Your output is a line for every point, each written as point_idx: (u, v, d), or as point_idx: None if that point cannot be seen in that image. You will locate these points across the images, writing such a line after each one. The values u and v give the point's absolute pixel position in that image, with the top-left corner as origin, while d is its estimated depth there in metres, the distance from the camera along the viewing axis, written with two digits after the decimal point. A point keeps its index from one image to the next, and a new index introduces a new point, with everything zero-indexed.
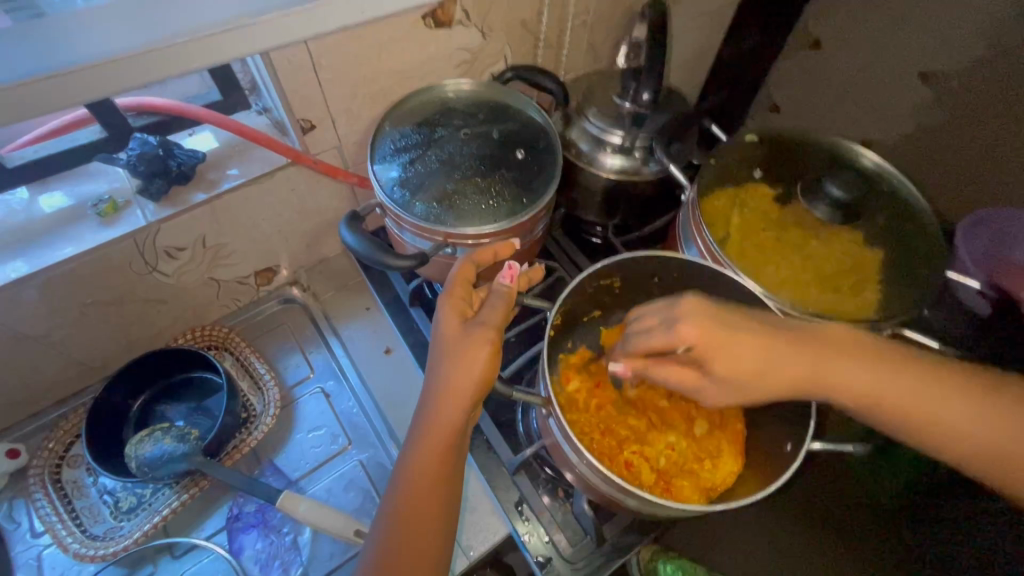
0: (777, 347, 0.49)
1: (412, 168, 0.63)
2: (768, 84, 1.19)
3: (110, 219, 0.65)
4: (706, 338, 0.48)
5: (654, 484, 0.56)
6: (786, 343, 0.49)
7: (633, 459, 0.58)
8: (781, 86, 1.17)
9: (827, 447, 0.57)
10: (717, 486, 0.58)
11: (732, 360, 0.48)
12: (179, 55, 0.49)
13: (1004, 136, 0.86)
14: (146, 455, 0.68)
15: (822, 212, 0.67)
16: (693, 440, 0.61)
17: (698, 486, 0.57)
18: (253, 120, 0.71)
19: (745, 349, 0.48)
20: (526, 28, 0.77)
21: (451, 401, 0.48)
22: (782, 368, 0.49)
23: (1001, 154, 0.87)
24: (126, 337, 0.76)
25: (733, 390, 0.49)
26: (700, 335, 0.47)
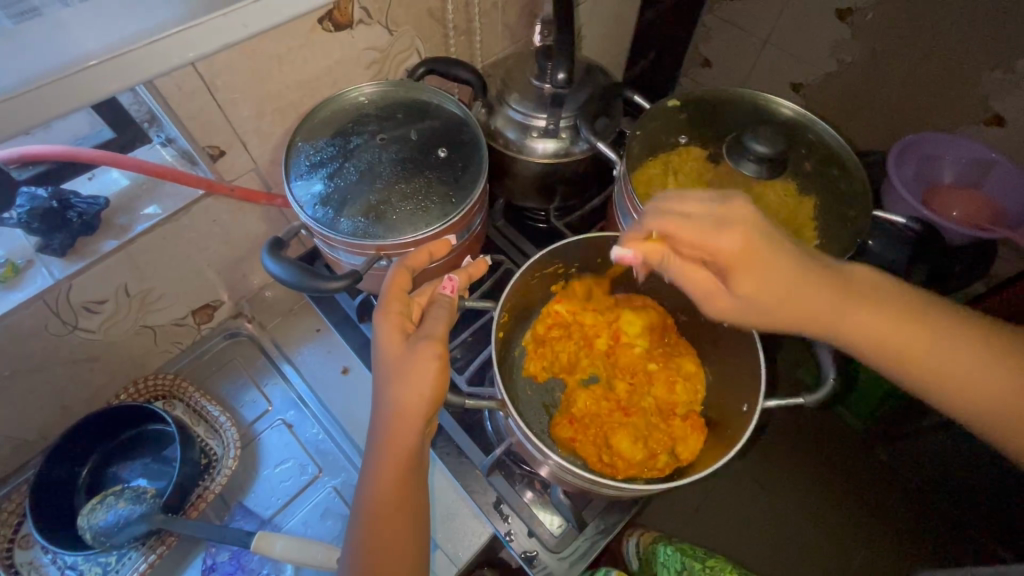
0: (823, 288, 0.50)
1: (332, 182, 0.60)
2: (697, 41, 1.37)
3: (12, 283, 0.60)
4: (753, 250, 0.47)
5: (588, 447, 0.58)
6: (811, 275, 0.49)
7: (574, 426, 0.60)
8: (708, 41, 1.35)
9: (782, 402, 0.57)
10: (663, 456, 0.57)
11: (768, 279, 0.48)
12: (48, 98, 0.44)
13: (923, 53, 1.07)
14: (100, 524, 0.65)
15: (750, 169, 0.67)
16: (659, 411, 0.61)
17: (638, 446, 0.57)
18: (157, 154, 0.66)
19: (818, 296, 0.50)
20: (434, 17, 0.74)
21: (401, 422, 0.46)
22: (811, 297, 0.50)
23: (923, 61, 1.08)
24: (59, 403, 0.71)
25: (754, 304, 0.51)
26: (746, 243, 0.47)
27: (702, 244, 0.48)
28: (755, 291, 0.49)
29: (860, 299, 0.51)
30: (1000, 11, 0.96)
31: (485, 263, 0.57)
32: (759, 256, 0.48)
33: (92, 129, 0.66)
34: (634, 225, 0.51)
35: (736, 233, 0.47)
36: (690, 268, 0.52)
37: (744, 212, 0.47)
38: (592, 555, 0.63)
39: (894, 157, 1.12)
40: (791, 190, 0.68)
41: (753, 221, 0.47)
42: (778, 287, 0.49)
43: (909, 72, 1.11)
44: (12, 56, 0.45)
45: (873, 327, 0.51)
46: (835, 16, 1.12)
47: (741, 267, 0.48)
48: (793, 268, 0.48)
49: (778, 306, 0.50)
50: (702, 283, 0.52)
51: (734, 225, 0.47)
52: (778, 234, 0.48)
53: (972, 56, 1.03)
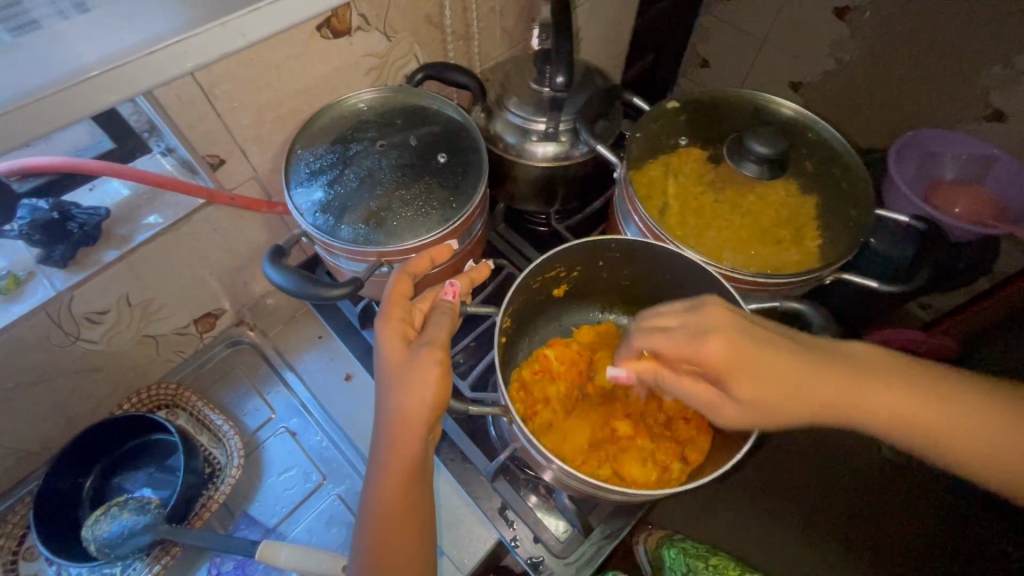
0: (831, 372, 0.48)
1: (332, 189, 0.60)
2: (695, 42, 1.37)
3: (14, 294, 0.60)
4: (743, 352, 0.45)
5: (597, 464, 0.57)
6: (815, 365, 0.47)
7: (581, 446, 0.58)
8: (707, 41, 1.35)
9: None
10: (675, 466, 0.57)
11: (767, 378, 0.46)
12: (47, 111, 0.44)
13: (923, 50, 1.07)
14: (104, 535, 0.64)
15: (752, 170, 0.67)
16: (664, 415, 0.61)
17: (649, 466, 0.56)
18: (157, 164, 0.66)
19: (823, 387, 0.48)
20: (432, 23, 0.74)
21: (404, 429, 0.46)
22: (822, 385, 0.48)
23: (924, 58, 1.07)
24: (62, 414, 0.71)
25: (761, 411, 0.47)
26: (734, 352, 0.45)
27: (691, 357, 0.46)
28: (758, 398, 0.46)
29: (870, 378, 0.49)
30: (1000, 7, 0.96)
31: (487, 268, 0.58)
32: (748, 357, 0.46)
33: (92, 140, 0.66)
34: (625, 343, 0.52)
35: (717, 337, 0.45)
36: (693, 392, 0.48)
37: (722, 316, 0.46)
38: (598, 561, 0.62)
39: (894, 155, 1.12)
40: (793, 190, 0.68)
41: (733, 323, 0.46)
42: (784, 382, 0.46)
43: (909, 69, 1.10)
44: (9, 69, 0.45)
45: (892, 406, 0.49)
46: (833, 14, 1.12)
47: (738, 374, 0.46)
48: (789, 367, 0.46)
49: (786, 409, 0.47)
50: (705, 396, 0.48)
51: (715, 333, 0.45)
52: (759, 333, 0.47)
53: (973, 53, 1.03)
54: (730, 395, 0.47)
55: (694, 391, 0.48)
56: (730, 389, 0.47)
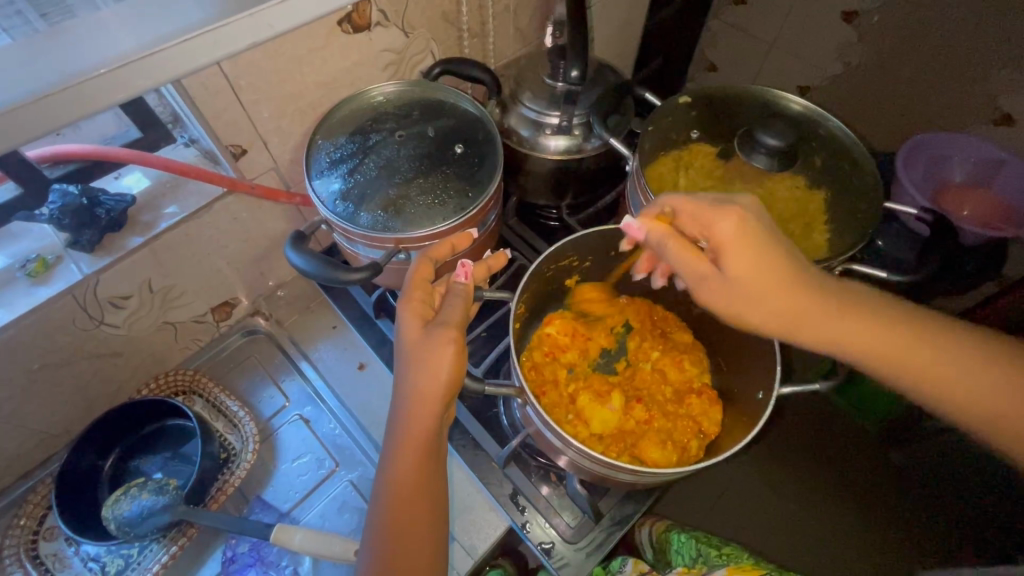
0: (825, 294, 0.50)
1: (352, 178, 0.61)
2: (704, 46, 1.39)
3: (43, 277, 0.62)
4: (746, 230, 0.48)
5: (618, 449, 0.58)
6: (814, 276, 0.50)
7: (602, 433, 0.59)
8: (715, 45, 1.37)
9: (797, 391, 0.57)
10: (693, 443, 0.59)
11: (758, 265, 0.48)
12: (87, 94, 0.45)
13: (931, 52, 1.08)
14: (124, 515, 0.65)
15: (761, 162, 0.67)
16: (674, 396, 0.63)
17: (669, 448, 0.58)
18: (181, 153, 0.68)
19: (816, 301, 0.49)
20: (448, 20, 0.76)
21: (422, 407, 0.47)
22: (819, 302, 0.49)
23: (931, 60, 1.09)
24: (83, 398, 0.73)
25: (738, 293, 0.49)
26: (743, 226, 0.48)
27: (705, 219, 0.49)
28: (744, 277, 0.48)
29: (857, 311, 0.51)
30: (1009, 9, 0.96)
31: (505, 256, 0.59)
32: (748, 238, 0.48)
33: (119, 130, 0.68)
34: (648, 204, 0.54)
35: (732, 217, 0.48)
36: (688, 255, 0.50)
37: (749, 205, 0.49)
38: (608, 546, 0.63)
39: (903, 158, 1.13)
40: (802, 184, 0.69)
41: (754, 214, 0.49)
42: (774, 277, 0.48)
43: (917, 71, 1.11)
44: (52, 56, 0.47)
45: (872, 343, 0.51)
46: (841, 18, 1.14)
47: (733, 250, 0.48)
48: (784, 274, 0.48)
49: (765, 305, 0.49)
50: (699, 269, 0.50)
51: (734, 209, 0.48)
52: (776, 228, 0.49)
53: (981, 55, 1.03)
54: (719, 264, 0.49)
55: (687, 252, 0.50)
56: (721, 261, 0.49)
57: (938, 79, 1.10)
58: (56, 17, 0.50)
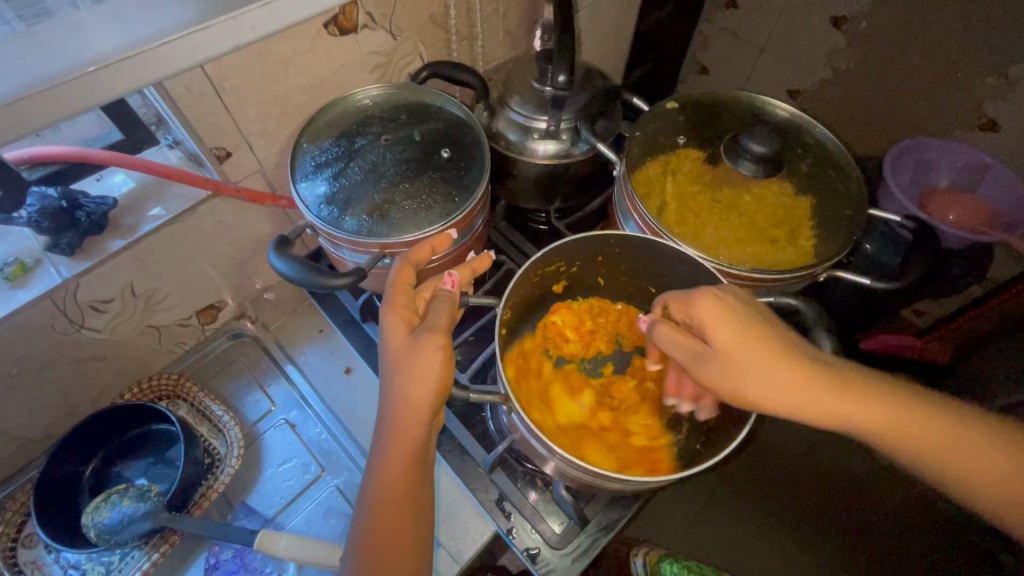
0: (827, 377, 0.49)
1: (337, 182, 0.61)
2: (695, 49, 1.40)
3: (21, 280, 0.60)
4: (723, 303, 0.50)
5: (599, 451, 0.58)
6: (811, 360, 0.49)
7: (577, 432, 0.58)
8: (707, 48, 1.38)
9: None
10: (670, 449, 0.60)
11: (744, 340, 0.49)
12: (65, 96, 0.45)
13: (917, 59, 1.09)
14: (104, 521, 0.65)
15: (748, 168, 0.68)
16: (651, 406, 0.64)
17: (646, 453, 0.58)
18: (165, 155, 0.67)
19: (817, 384, 0.49)
20: (436, 23, 0.75)
21: (405, 415, 0.47)
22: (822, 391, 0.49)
23: (917, 67, 1.10)
24: (63, 403, 0.71)
25: (734, 375, 0.49)
26: (721, 303, 0.50)
27: (685, 300, 0.52)
28: (735, 354, 0.49)
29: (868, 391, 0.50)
30: (994, 18, 0.98)
31: (488, 260, 0.58)
32: (728, 314, 0.50)
33: (101, 131, 0.67)
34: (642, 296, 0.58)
35: (709, 297, 0.51)
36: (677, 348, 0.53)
37: (725, 288, 0.52)
38: (594, 551, 0.63)
39: (891, 162, 1.15)
40: (788, 190, 0.70)
41: (731, 295, 0.51)
42: (761, 353, 0.49)
43: (903, 77, 1.13)
44: (28, 57, 0.46)
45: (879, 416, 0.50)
46: (830, 23, 1.14)
47: (719, 324, 0.50)
48: (789, 373, 0.48)
49: (766, 382, 0.48)
50: (694, 353, 0.51)
51: (707, 290, 0.52)
52: (756, 305, 0.52)
53: (966, 62, 1.04)
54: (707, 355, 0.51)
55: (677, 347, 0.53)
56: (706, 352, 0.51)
57: (924, 86, 1.11)
58: (33, 16, 0.49)
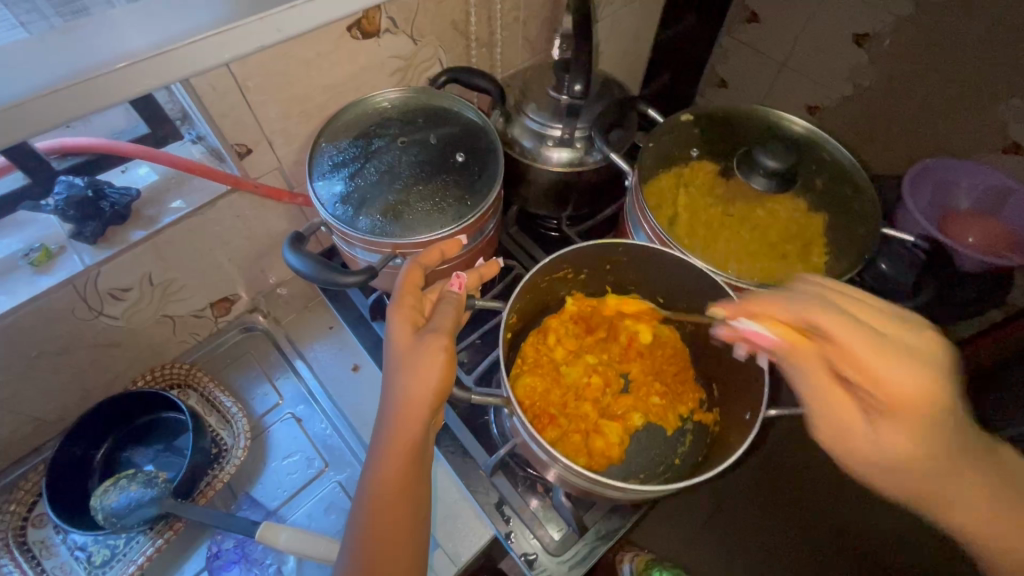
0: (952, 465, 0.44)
1: (353, 182, 0.62)
2: (715, 62, 1.40)
3: (45, 266, 0.62)
4: (922, 391, 0.41)
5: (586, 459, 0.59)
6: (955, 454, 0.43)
7: (567, 433, 0.60)
8: (726, 61, 1.38)
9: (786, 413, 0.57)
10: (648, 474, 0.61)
11: (907, 426, 0.42)
12: (94, 90, 0.46)
13: (938, 78, 1.08)
14: (112, 505, 0.66)
15: (760, 184, 0.66)
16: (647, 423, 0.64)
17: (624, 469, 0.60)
18: (188, 150, 0.69)
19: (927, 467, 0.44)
20: (457, 29, 0.77)
21: (407, 412, 0.48)
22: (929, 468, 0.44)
23: (938, 86, 1.09)
24: (78, 387, 0.73)
25: (857, 439, 0.45)
26: (926, 387, 0.41)
27: (881, 362, 0.41)
28: (891, 429, 0.43)
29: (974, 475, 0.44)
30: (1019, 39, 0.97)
31: (497, 265, 0.59)
32: (917, 398, 0.41)
33: (127, 124, 0.69)
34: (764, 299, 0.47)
35: (914, 378, 0.41)
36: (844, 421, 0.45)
37: (937, 351, 0.42)
38: (591, 561, 0.63)
39: (910, 180, 1.14)
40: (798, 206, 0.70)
41: (940, 364, 0.42)
42: (915, 438, 0.42)
43: (924, 96, 1.12)
44: (63, 51, 0.47)
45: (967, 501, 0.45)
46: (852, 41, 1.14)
47: (897, 405, 0.41)
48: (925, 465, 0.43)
49: (884, 457, 0.44)
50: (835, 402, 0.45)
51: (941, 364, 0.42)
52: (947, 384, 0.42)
53: (991, 82, 1.03)
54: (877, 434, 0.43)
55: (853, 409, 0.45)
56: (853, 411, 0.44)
57: (945, 105, 1.10)
58: (72, 12, 0.51)
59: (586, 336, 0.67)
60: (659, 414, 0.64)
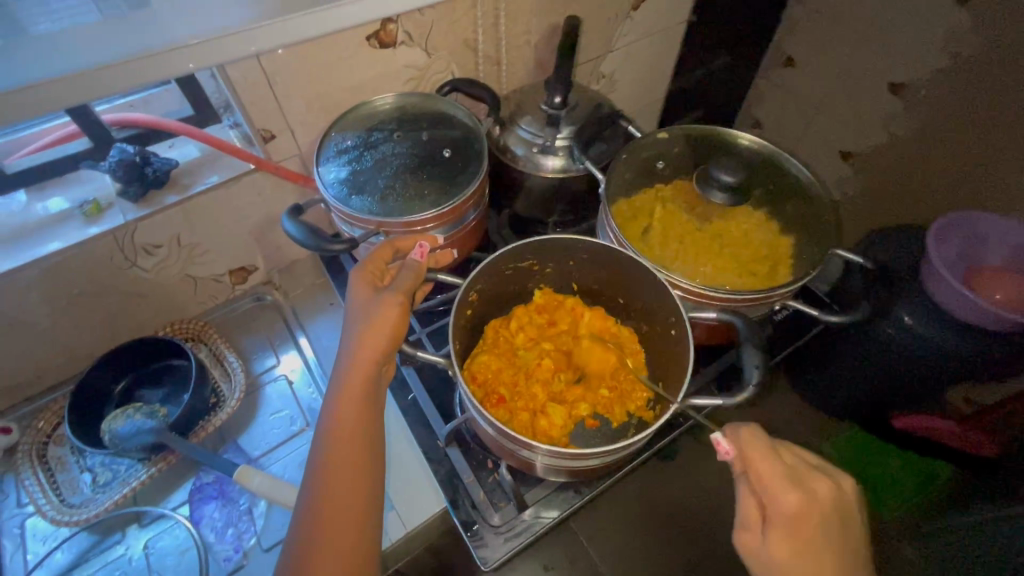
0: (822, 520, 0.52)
1: (350, 168, 0.71)
2: (752, 103, 1.49)
3: (95, 217, 0.74)
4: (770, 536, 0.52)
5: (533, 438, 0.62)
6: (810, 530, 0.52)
7: (517, 412, 0.64)
8: (762, 103, 1.46)
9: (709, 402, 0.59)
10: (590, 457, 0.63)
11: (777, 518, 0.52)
12: (144, 69, 0.57)
13: (955, 126, 1.08)
14: (118, 429, 0.75)
15: (719, 197, 0.71)
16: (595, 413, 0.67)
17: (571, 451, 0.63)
18: (225, 133, 0.81)
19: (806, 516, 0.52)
20: (469, 46, 0.86)
21: (360, 359, 0.55)
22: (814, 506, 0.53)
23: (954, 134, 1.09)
24: (109, 328, 0.84)
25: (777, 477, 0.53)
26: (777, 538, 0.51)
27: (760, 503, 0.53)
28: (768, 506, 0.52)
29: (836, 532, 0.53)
30: None
31: (452, 255, 0.72)
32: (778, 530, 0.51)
33: (177, 107, 0.81)
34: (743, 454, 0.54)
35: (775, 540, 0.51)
36: (783, 494, 0.51)
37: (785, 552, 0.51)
38: (528, 538, 0.67)
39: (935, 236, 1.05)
40: (750, 219, 0.75)
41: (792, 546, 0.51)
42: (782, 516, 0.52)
43: (940, 143, 1.12)
44: (116, 36, 0.59)
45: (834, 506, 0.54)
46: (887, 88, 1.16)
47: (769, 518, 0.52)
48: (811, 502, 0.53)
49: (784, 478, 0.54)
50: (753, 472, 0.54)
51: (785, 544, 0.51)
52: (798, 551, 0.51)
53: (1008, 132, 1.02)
54: (766, 540, 0.52)
55: (786, 484, 0.51)
56: (767, 537, 0.52)
57: (962, 153, 1.09)
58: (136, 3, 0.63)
59: (548, 327, 0.72)
60: (606, 405, 0.68)
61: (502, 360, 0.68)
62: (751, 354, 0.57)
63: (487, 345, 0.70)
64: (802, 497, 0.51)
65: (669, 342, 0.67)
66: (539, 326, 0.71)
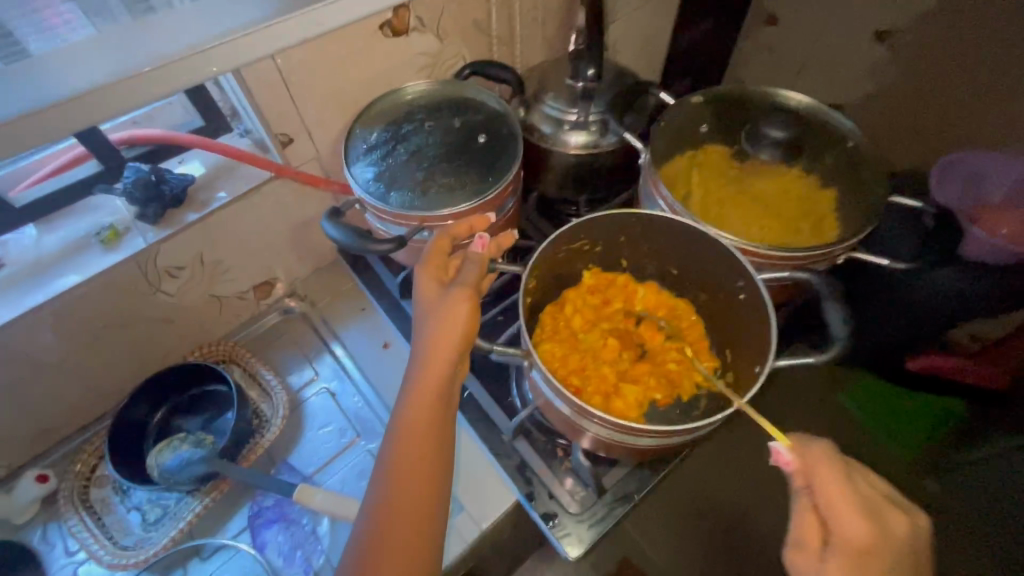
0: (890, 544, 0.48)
1: (384, 164, 0.68)
2: None
3: (113, 244, 0.70)
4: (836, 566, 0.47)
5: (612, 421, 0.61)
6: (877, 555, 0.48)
7: (591, 398, 0.62)
8: None
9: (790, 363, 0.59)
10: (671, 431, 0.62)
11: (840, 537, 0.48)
12: (154, 79, 0.46)
13: None
14: (165, 463, 0.72)
15: (768, 154, 0.72)
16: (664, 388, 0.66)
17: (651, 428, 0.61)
18: (236, 142, 0.76)
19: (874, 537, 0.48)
20: (480, 28, 0.82)
21: (433, 360, 0.52)
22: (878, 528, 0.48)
23: None
24: (136, 359, 0.80)
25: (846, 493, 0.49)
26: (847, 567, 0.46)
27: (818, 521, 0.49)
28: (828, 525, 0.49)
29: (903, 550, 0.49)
30: None
31: (510, 236, 0.62)
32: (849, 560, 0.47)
33: (184, 120, 0.77)
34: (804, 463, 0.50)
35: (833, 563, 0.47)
36: (852, 518, 0.47)
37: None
38: (611, 521, 0.66)
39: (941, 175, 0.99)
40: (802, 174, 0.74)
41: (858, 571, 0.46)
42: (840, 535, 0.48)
43: None
44: (113, 48, 0.47)
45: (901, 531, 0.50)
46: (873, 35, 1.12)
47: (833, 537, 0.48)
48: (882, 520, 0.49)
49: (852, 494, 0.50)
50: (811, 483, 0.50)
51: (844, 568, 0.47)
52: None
53: None
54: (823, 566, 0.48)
55: (855, 509, 0.47)
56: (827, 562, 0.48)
57: None
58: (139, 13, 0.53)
59: (602, 307, 0.70)
60: (674, 379, 0.67)
61: (565, 346, 0.66)
62: (834, 308, 0.61)
63: (547, 331, 0.67)
64: (876, 534, 0.46)
65: (736, 307, 0.66)
66: (594, 308, 0.70)
